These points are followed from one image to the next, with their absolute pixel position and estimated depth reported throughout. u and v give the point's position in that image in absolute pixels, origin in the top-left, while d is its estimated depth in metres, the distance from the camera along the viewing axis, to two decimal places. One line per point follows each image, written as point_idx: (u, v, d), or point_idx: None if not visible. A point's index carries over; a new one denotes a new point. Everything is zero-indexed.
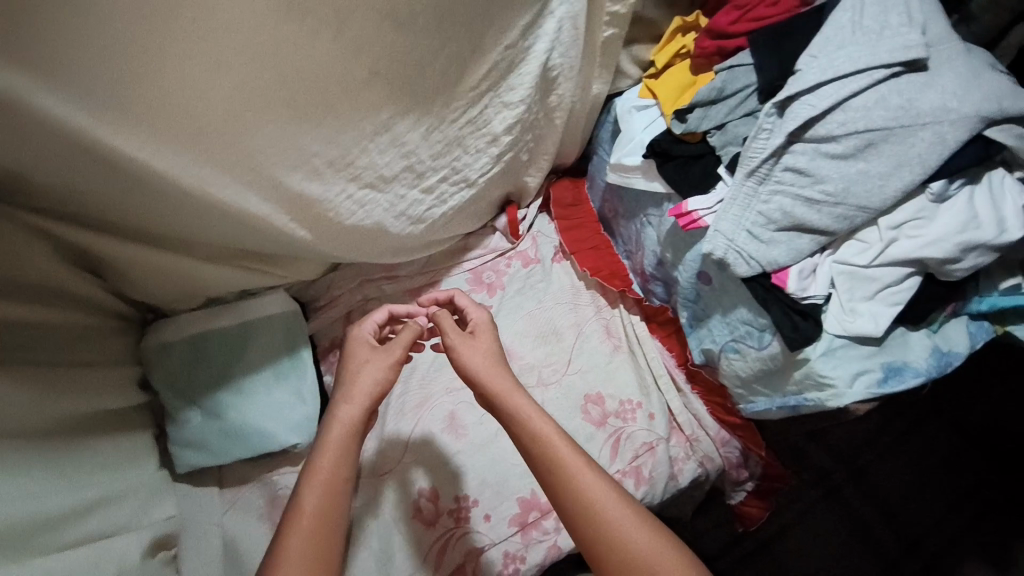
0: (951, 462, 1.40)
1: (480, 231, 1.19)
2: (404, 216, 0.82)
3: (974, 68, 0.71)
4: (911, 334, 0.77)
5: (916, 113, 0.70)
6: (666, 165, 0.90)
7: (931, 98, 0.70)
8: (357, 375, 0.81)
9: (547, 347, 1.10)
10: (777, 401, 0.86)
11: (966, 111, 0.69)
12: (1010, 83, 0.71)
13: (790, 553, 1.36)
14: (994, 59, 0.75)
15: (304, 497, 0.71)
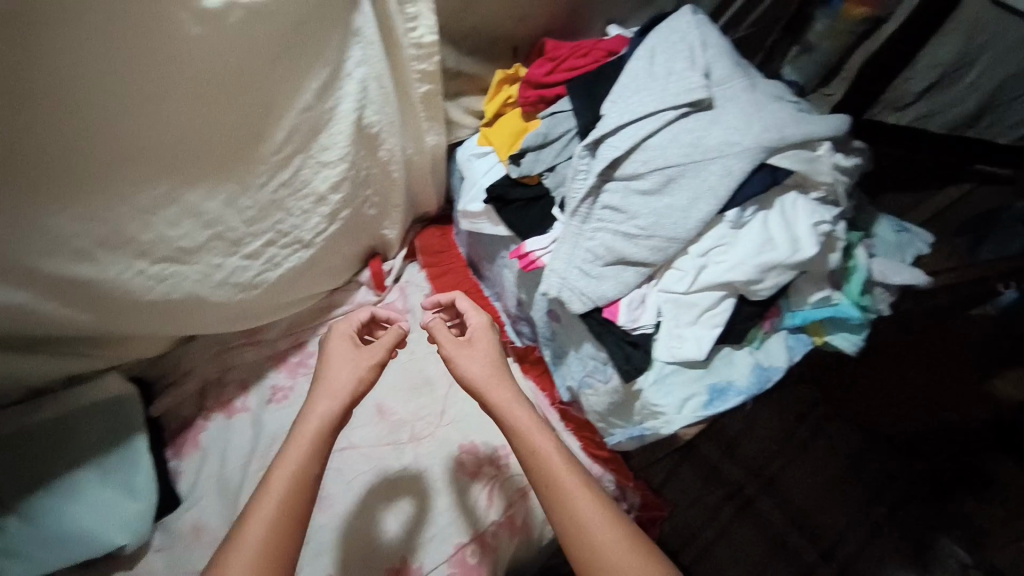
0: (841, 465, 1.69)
1: (346, 286, 1.16)
2: (226, 284, 0.79)
3: (756, 102, 0.76)
4: (736, 354, 0.83)
5: (705, 148, 0.75)
6: (505, 209, 0.91)
7: (718, 133, 0.75)
8: (332, 376, 0.72)
9: (420, 400, 1.08)
10: (628, 431, 0.88)
11: (748, 142, 0.73)
12: (790, 113, 0.76)
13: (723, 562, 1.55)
14: (783, 92, 0.81)
15: (256, 513, 0.60)
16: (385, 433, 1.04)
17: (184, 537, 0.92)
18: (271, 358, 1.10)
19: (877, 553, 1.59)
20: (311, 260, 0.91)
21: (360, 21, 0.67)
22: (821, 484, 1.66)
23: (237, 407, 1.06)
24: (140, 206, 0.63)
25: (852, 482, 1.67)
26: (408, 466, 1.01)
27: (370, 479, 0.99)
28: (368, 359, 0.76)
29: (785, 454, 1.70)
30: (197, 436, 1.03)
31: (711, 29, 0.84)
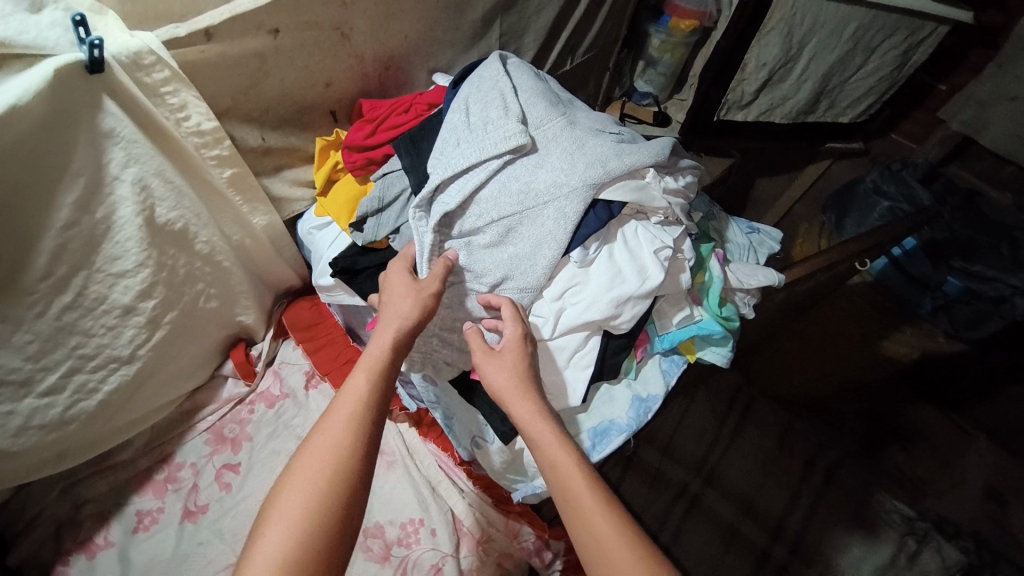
0: (775, 443, 1.68)
1: (210, 383, 1.06)
2: (28, 430, 0.68)
3: (577, 140, 0.77)
4: (614, 390, 0.81)
5: (536, 192, 0.73)
6: (358, 279, 0.82)
7: (546, 176, 0.74)
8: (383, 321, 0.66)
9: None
10: (528, 486, 0.85)
11: (576, 180, 0.72)
12: (610, 145, 0.76)
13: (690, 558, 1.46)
14: (603, 125, 0.82)
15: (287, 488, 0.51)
16: None
17: None
18: (132, 482, 0.97)
19: (824, 518, 1.60)
20: (143, 373, 0.81)
21: (110, 122, 0.60)
22: (761, 466, 1.63)
23: (93, 544, 0.90)
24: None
25: (789, 453, 1.68)
26: None
27: None
28: (399, 297, 0.67)
29: (723, 441, 1.63)
30: None
31: (523, 75, 0.85)
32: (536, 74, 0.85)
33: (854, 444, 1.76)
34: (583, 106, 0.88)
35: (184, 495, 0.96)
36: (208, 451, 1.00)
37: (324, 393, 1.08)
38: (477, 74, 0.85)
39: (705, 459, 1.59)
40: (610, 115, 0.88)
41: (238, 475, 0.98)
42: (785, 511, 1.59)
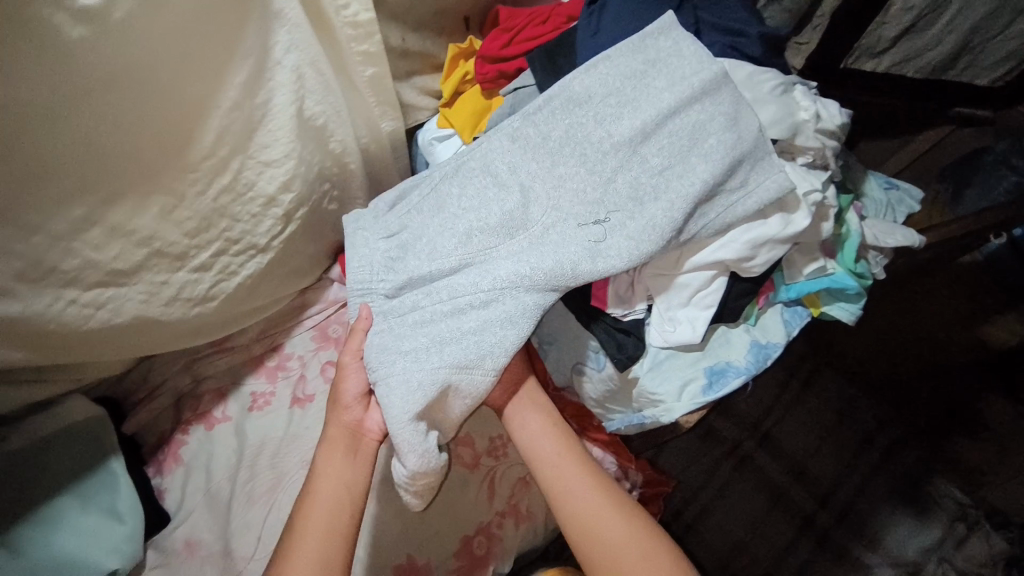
0: (839, 414, 1.66)
1: (317, 284, 1.09)
2: (178, 301, 0.72)
3: (551, 242, 0.68)
4: (731, 333, 0.79)
5: (490, 292, 0.66)
6: None
7: (501, 280, 0.66)
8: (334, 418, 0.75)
9: None
10: (626, 419, 0.85)
11: (536, 288, 0.66)
12: (587, 248, 0.67)
13: (720, 522, 1.55)
14: (589, 208, 0.68)
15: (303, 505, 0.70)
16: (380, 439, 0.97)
17: (171, 556, 0.88)
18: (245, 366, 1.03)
19: (879, 491, 1.58)
20: (271, 266, 0.84)
21: (279, 2, 0.61)
22: (820, 438, 1.63)
23: (212, 416, 0.98)
24: (53, 233, 0.55)
25: (851, 424, 1.65)
26: None
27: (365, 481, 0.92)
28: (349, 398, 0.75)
29: (779, 408, 1.66)
30: (178, 450, 0.96)
31: (513, 159, 0.72)
32: (517, 145, 0.71)
33: (928, 421, 1.65)
34: (579, 157, 0.70)
35: (292, 385, 1.02)
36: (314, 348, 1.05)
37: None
38: (459, 162, 0.74)
39: (761, 419, 1.65)
40: (614, 164, 0.69)
41: None
42: (838, 484, 1.59)
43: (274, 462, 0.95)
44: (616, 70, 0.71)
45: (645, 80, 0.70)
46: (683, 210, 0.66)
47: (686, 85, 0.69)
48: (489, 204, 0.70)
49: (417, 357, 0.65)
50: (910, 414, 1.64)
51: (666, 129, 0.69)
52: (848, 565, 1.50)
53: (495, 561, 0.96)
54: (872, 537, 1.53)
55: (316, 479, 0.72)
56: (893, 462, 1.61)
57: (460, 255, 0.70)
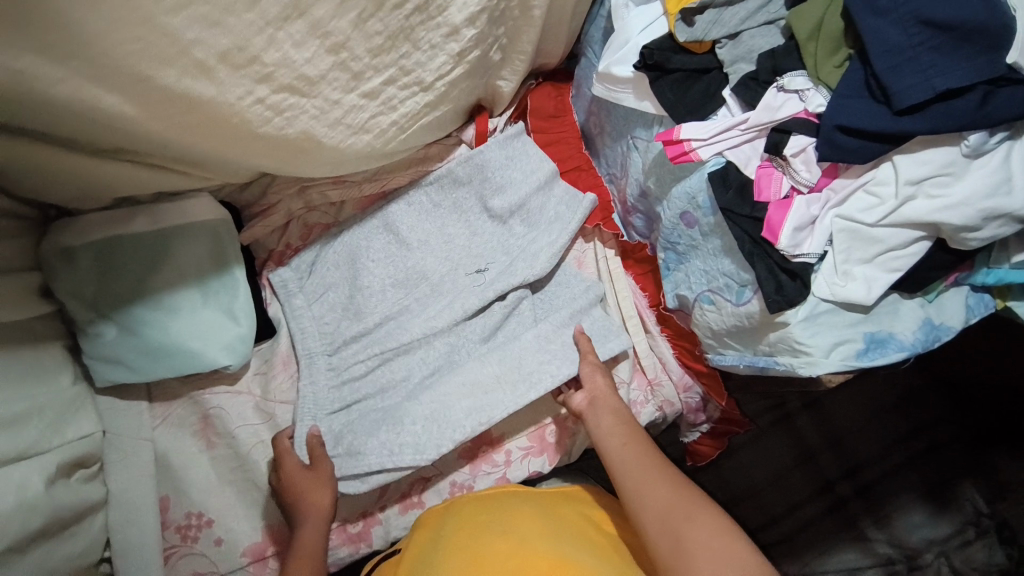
0: (909, 391, 1.33)
1: (443, 140, 1.02)
2: (341, 126, 0.69)
3: (480, 302, 0.96)
4: (902, 304, 0.72)
5: (406, 335, 0.95)
6: (667, 79, 0.76)
7: (420, 321, 0.96)
8: (301, 506, 0.83)
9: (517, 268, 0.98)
10: (745, 359, 0.81)
11: (457, 334, 0.96)
12: (474, 289, 0.97)
13: (733, 467, 1.31)
14: (478, 278, 0.98)
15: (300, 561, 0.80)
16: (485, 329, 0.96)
17: (270, 368, 0.94)
18: (357, 207, 1.02)
19: (902, 482, 1.28)
20: (427, 111, 0.78)
21: None
22: (870, 414, 1.33)
23: (322, 247, 0.99)
24: (265, 15, 0.54)
25: (912, 407, 1.32)
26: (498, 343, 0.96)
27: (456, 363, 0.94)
28: (310, 486, 0.84)
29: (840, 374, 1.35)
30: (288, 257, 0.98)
31: (412, 221, 1.01)
32: (455, 209, 1.03)
33: (983, 430, 1.29)
34: (455, 224, 1.02)
35: (400, 237, 1.00)
36: (429, 207, 1.02)
37: (566, 188, 1.01)
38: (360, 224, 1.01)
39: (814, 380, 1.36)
40: (490, 258, 1.00)
41: (449, 237, 1.02)
42: (873, 462, 1.30)
43: (375, 306, 0.97)
44: (519, 194, 0.99)
45: (543, 211, 1.01)
46: (549, 256, 0.97)
47: (561, 224, 0.99)
48: (398, 264, 1.00)
49: (375, 383, 0.94)
50: (967, 419, 1.30)
51: (526, 212, 1.01)
52: (851, 536, 1.25)
53: (565, 453, 0.98)
54: (882, 516, 1.26)
55: (298, 547, 0.81)
56: (956, 471, 1.27)
57: (373, 318, 0.96)
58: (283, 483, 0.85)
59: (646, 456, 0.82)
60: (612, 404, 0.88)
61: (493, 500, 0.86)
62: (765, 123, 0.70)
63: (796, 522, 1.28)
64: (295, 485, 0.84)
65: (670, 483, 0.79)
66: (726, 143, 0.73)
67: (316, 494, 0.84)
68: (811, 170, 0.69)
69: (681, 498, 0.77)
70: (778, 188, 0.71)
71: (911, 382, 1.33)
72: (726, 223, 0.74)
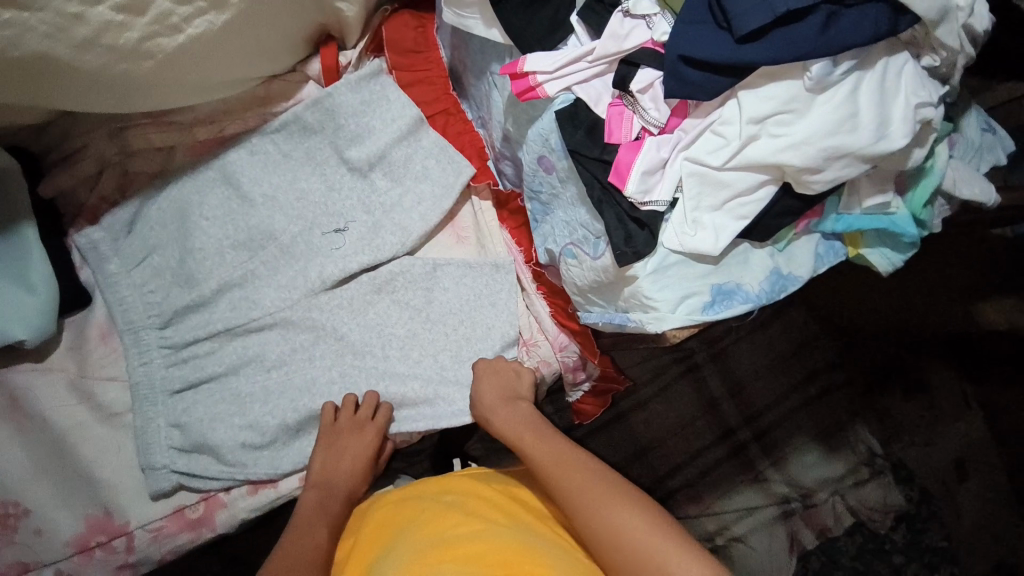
0: (806, 338, 1.29)
1: (287, 76, 0.89)
2: (95, 46, 0.57)
3: (343, 264, 0.88)
4: (753, 253, 0.69)
5: (262, 308, 0.86)
6: (510, 1, 0.66)
7: (274, 292, 0.86)
8: (342, 479, 0.80)
9: (386, 236, 0.90)
10: (603, 316, 0.76)
11: (321, 305, 0.87)
12: (328, 251, 0.89)
13: (640, 424, 1.26)
14: (336, 238, 0.90)
15: (318, 519, 0.75)
16: (356, 300, 0.89)
17: (88, 343, 0.82)
18: (193, 153, 0.88)
19: (798, 427, 1.27)
20: (229, 33, 0.66)
21: None
22: (770, 363, 1.29)
23: (144, 202, 0.86)
24: None
25: (810, 352, 1.29)
26: (364, 309, 0.89)
27: (319, 343, 0.86)
28: (359, 468, 0.81)
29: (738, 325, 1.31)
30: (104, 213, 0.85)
31: (255, 172, 0.89)
32: (311, 159, 0.91)
33: (876, 372, 1.27)
34: (306, 173, 0.91)
35: (244, 189, 0.88)
36: (279, 157, 0.90)
37: (434, 136, 0.93)
38: (196, 175, 0.87)
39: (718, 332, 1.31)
40: (351, 216, 0.91)
41: (303, 190, 0.90)
42: (771, 409, 1.28)
43: (210, 272, 0.85)
44: (377, 144, 0.91)
45: (408, 164, 0.92)
46: (419, 216, 0.91)
47: (427, 179, 0.92)
48: (238, 222, 0.87)
49: (220, 359, 0.84)
50: (863, 363, 1.28)
51: (389, 161, 0.92)
52: (748, 477, 1.25)
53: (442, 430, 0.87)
54: (780, 458, 1.26)
55: (318, 511, 0.76)
56: (848, 414, 1.27)
57: (214, 286, 0.84)
58: (331, 443, 0.82)
59: (550, 449, 0.75)
60: (504, 414, 0.80)
61: (431, 481, 0.79)
62: (612, 54, 0.63)
63: (698, 471, 1.25)
64: (346, 450, 0.81)
65: (603, 481, 0.69)
66: (575, 77, 0.65)
67: (358, 465, 0.82)
68: (660, 109, 0.64)
69: (592, 487, 0.68)
70: (629, 129, 0.65)
71: (808, 328, 1.30)
72: (575, 167, 0.68)
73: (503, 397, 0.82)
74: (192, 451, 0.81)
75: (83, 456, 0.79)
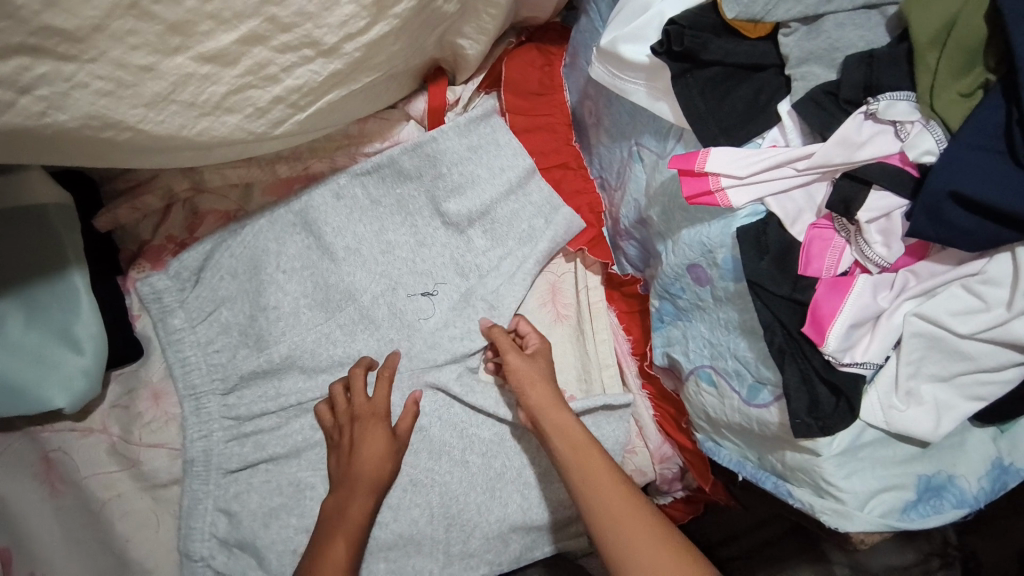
0: None
1: (385, 113, 0.76)
2: (168, 103, 0.43)
3: (432, 340, 0.78)
4: (972, 434, 0.53)
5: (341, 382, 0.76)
6: (698, 76, 0.51)
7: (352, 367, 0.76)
8: (362, 471, 0.69)
9: (477, 318, 0.78)
10: (747, 468, 0.61)
11: (406, 381, 0.77)
12: (414, 320, 0.78)
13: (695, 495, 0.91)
14: (426, 306, 0.78)
15: (342, 519, 0.67)
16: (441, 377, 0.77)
17: (137, 404, 0.73)
18: (271, 193, 0.76)
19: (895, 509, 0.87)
20: (333, 82, 0.52)
21: None
22: None
23: (214, 245, 0.75)
24: None
25: None
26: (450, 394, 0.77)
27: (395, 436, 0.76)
28: (378, 454, 0.70)
29: None
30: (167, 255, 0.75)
31: (339, 220, 0.76)
32: (402, 210, 0.78)
33: None
34: (394, 224, 0.78)
35: (324, 238, 0.76)
36: (366, 203, 0.77)
37: (546, 190, 0.78)
38: (276, 214, 0.76)
39: None
40: (441, 277, 0.78)
41: (388, 245, 0.78)
42: None
43: (281, 335, 0.75)
44: (480, 197, 0.77)
45: (513, 223, 0.78)
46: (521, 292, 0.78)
47: (533, 246, 0.78)
48: (317, 277, 0.76)
49: (288, 437, 0.74)
50: None
51: (490, 218, 0.78)
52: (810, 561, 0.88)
53: (520, 527, 0.77)
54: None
55: (336, 519, 0.67)
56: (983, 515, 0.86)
57: (284, 354, 0.74)
58: (342, 438, 0.71)
59: (611, 476, 0.63)
60: (563, 421, 0.68)
61: None
62: (834, 165, 0.46)
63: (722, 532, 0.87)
64: (358, 440, 0.70)
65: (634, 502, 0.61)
66: (774, 186, 0.49)
67: (378, 450, 0.70)
68: (892, 246, 0.46)
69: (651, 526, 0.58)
70: (834, 262, 0.48)
71: None
72: (751, 298, 0.52)
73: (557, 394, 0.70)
74: (236, 547, 0.72)
75: (120, 533, 0.71)
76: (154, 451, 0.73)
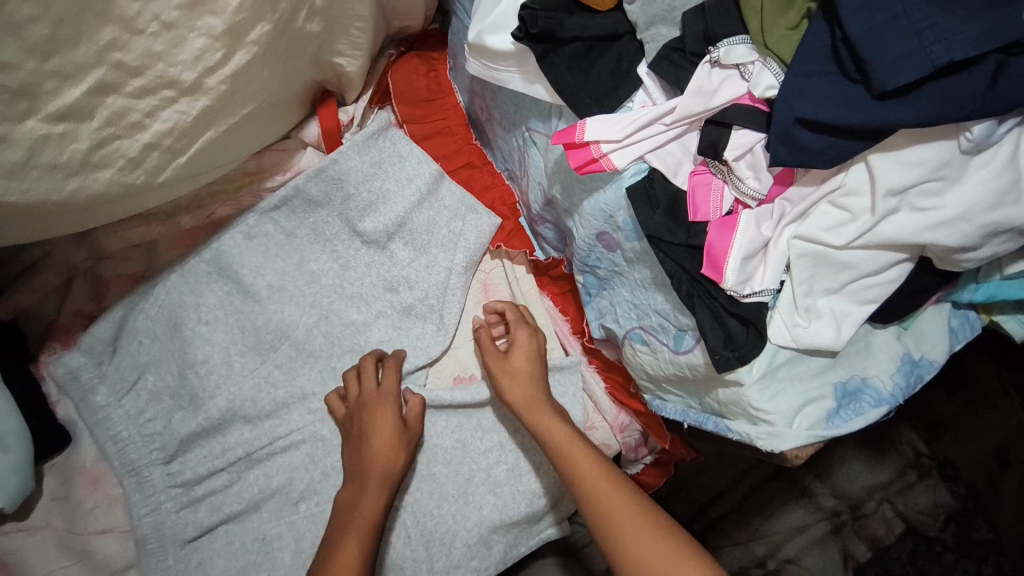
0: None
1: (280, 144, 0.75)
2: (32, 170, 0.42)
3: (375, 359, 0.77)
4: (876, 336, 0.57)
5: (287, 423, 0.74)
6: (561, 53, 0.53)
7: (299, 406, 0.74)
8: (374, 460, 0.67)
9: (415, 329, 0.78)
10: (691, 415, 0.63)
11: None
12: (353, 343, 0.77)
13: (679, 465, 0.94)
14: (362, 326, 0.78)
15: (355, 511, 0.65)
16: None
17: (75, 491, 0.69)
18: (179, 247, 0.74)
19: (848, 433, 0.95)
20: (207, 121, 0.51)
21: None
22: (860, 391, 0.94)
23: (127, 310, 0.72)
24: None
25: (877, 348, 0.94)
26: None
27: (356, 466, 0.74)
28: (388, 441, 0.68)
29: None
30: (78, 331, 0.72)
31: (255, 260, 0.75)
32: (317, 238, 0.77)
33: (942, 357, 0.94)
34: (314, 253, 0.77)
35: (245, 282, 0.75)
36: (280, 238, 0.76)
37: (458, 192, 0.79)
38: (188, 264, 0.74)
39: None
40: (372, 296, 0.78)
41: (313, 275, 0.77)
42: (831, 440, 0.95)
43: (216, 390, 0.72)
44: (394, 212, 0.77)
45: (431, 230, 0.79)
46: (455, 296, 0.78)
47: (457, 248, 0.78)
48: (244, 322, 0.75)
49: (241, 491, 0.72)
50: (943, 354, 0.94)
51: (408, 229, 0.78)
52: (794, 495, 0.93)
53: (500, 527, 0.77)
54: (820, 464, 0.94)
55: (351, 511, 0.65)
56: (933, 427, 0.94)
57: (222, 408, 0.72)
58: (353, 425, 0.70)
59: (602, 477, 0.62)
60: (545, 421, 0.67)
61: None
62: (697, 115, 0.50)
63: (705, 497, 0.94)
64: (368, 425, 0.69)
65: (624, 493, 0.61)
66: (650, 144, 0.52)
67: (388, 438, 0.69)
68: (761, 178, 0.50)
69: (646, 532, 0.57)
70: (719, 202, 0.52)
71: None
72: (655, 253, 0.55)
73: (532, 386, 0.70)
74: None
75: None
76: (103, 536, 0.69)
